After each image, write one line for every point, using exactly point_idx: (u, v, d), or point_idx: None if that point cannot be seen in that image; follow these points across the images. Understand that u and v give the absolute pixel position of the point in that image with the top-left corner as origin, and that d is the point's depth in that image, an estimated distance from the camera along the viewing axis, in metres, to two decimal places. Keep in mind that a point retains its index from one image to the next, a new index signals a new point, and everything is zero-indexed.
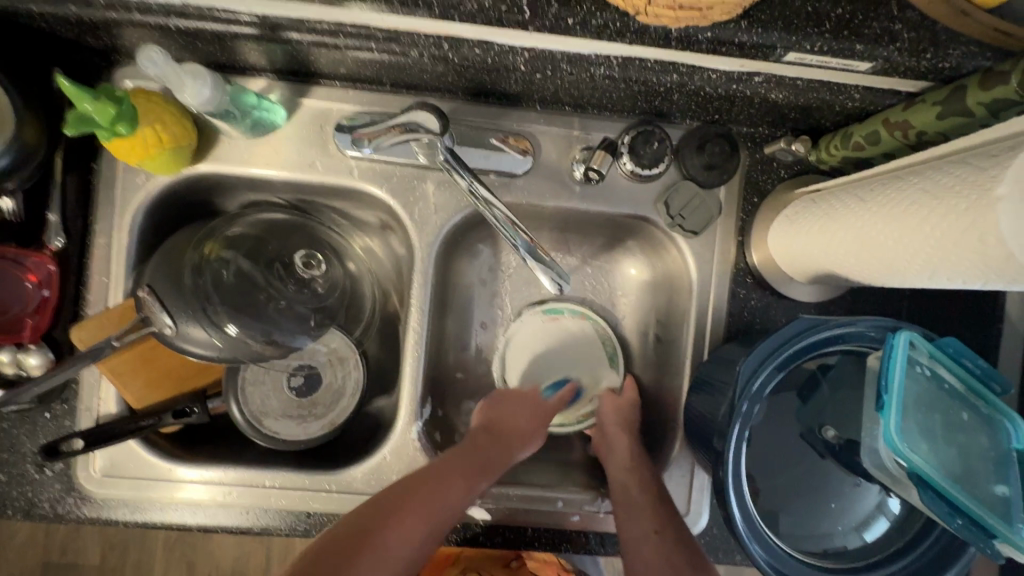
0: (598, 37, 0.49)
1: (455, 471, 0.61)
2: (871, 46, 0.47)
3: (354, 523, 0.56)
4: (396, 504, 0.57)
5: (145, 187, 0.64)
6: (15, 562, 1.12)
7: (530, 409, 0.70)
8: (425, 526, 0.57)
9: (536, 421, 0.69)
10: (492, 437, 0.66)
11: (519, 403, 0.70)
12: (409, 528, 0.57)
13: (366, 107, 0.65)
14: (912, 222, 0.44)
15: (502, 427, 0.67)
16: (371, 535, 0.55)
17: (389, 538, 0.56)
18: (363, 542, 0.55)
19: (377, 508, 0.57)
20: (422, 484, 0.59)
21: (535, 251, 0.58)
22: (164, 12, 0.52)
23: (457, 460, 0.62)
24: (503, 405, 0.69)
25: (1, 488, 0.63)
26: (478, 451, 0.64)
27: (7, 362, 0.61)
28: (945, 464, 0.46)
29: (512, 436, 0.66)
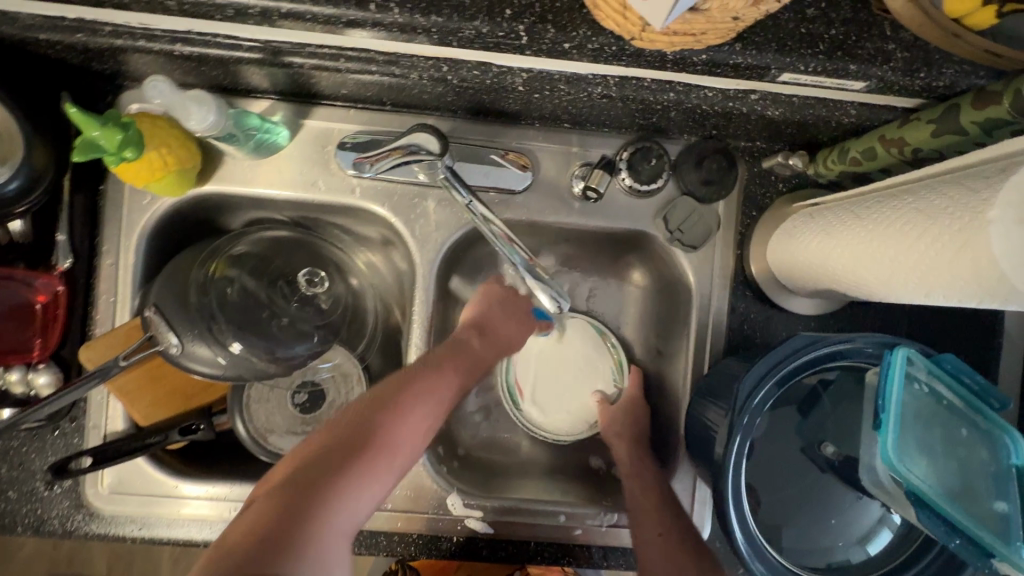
0: (595, 60, 0.50)
1: (442, 369, 0.60)
2: (865, 66, 0.47)
3: (350, 419, 0.53)
4: (390, 395, 0.55)
5: (151, 209, 0.65)
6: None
7: (512, 318, 0.69)
8: (425, 413, 0.56)
9: (524, 336, 0.70)
10: (483, 339, 0.66)
11: (504, 312, 0.69)
12: (411, 413, 0.55)
13: (368, 127, 0.66)
14: (908, 240, 0.45)
15: (490, 328, 0.67)
16: (378, 426, 0.53)
17: (399, 426, 0.54)
18: (374, 432, 0.52)
19: (365, 410, 0.54)
20: (408, 378, 0.57)
21: (532, 267, 0.59)
22: (170, 39, 0.53)
23: (449, 366, 0.62)
24: (501, 304, 0.69)
25: (11, 505, 0.64)
26: (464, 349, 0.64)
27: (17, 381, 0.62)
28: (942, 482, 0.47)
29: (500, 328, 0.68)
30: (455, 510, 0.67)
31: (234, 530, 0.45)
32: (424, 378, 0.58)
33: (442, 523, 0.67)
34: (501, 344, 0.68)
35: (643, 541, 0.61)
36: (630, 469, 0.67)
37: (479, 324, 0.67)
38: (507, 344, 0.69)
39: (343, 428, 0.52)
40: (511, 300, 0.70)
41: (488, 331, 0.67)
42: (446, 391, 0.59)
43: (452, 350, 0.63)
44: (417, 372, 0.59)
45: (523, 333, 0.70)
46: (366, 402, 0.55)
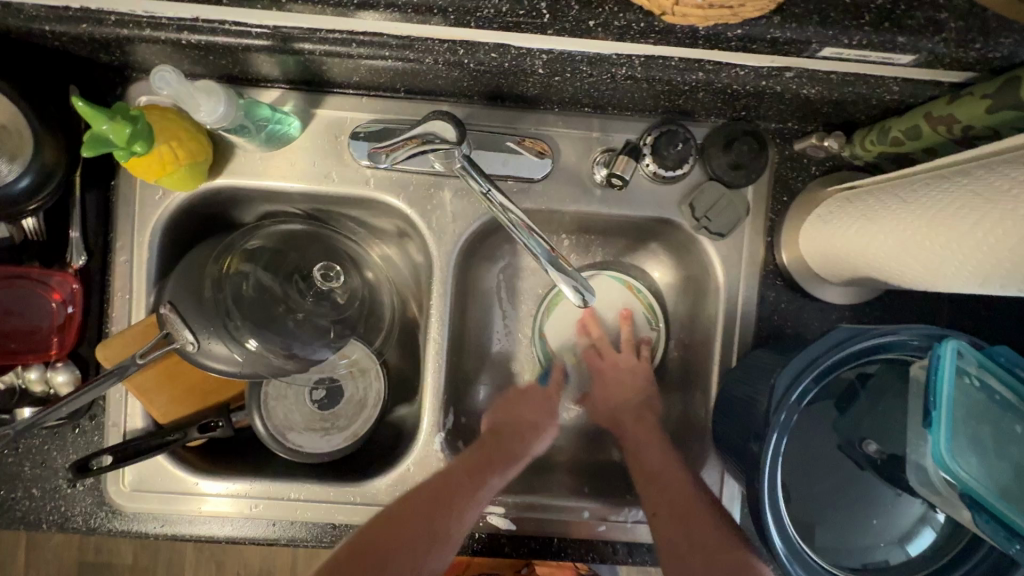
0: (620, 38, 0.47)
1: (466, 467, 0.64)
2: (914, 38, 0.44)
3: (406, 510, 0.61)
4: (448, 491, 0.62)
5: (163, 204, 0.63)
6: (49, 562, 1.15)
7: (532, 405, 0.72)
8: (421, 550, 0.60)
9: (541, 409, 0.72)
10: (500, 441, 0.67)
11: (525, 403, 0.72)
12: (427, 519, 0.61)
13: (380, 115, 0.64)
14: (960, 227, 0.42)
15: (508, 430, 0.69)
16: (432, 548, 0.60)
17: (447, 530, 0.61)
18: (424, 554, 0.60)
19: (374, 531, 0.60)
20: (423, 530, 0.60)
21: (555, 260, 0.56)
22: (177, 27, 0.51)
23: (474, 455, 0.65)
24: (512, 407, 0.71)
25: (35, 502, 0.64)
26: (487, 447, 0.66)
27: (37, 379, 0.62)
28: (999, 482, 0.44)
29: (521, 430, 0.69)
30: None
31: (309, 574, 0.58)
32: (473, 464, 0.65)
33: None
34: (519, 448, 0.68)
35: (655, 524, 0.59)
36: (657, 451, 0.63)
37: (500, 427, 0.69)
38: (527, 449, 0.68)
39: (409, 512, 0.61)
40: (523, 394, 0.73)
41: (512, 426, 0.69)
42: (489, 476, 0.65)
43: (478, 447, 0.66)
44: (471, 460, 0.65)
45: (545, 407, 0.72)
46: (384, 514, 0.61)
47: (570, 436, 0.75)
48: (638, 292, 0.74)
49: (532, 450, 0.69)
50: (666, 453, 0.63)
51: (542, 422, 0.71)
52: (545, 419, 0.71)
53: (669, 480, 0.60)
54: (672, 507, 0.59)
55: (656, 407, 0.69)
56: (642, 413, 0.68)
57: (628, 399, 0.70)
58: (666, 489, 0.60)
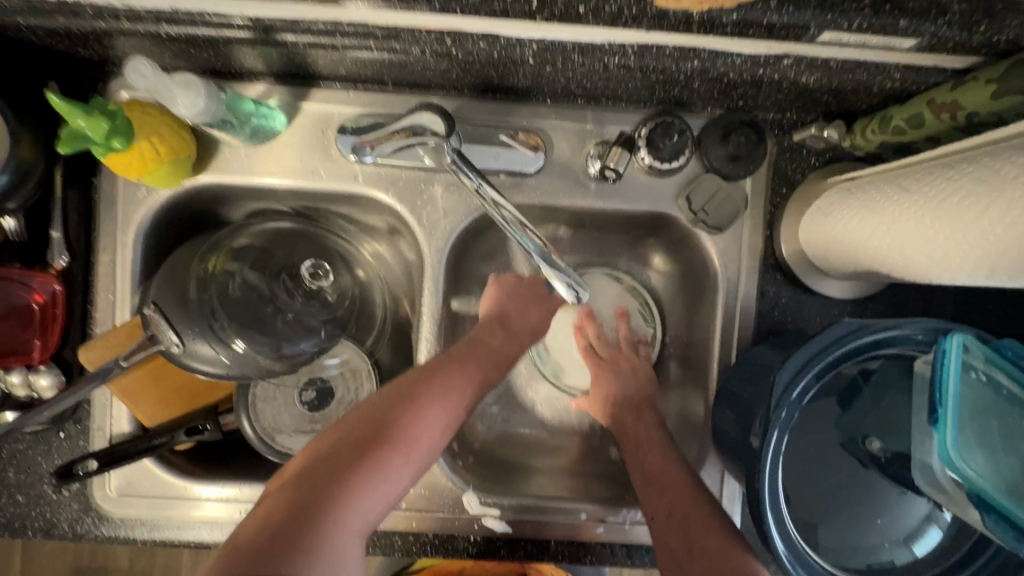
0: (612, 25, 0.45)
1: (463, 364, 0.59)
2: (916, 21, 0.42)
3: (369, 414, 0.53)
4: (405, 391, 0.55)
5: (147, 202, 0.62)
6: (45, 568, 1.13)
7: (531, 301, 0.66)
8: (449, 413, 0.56)
9: (541, 315, 0.66)
10: (503, 333, 0.63)
11: (522, 295, 0.66)
12: (433, 411, 0.55)
13: (369, 108, 0.63)
14: (964, 217, 0.40)
15: (512, 321, 0.64)
16: (383, 428, 0.52)
17: (413, 423, 0.54)
18: (381, 438, 0.52)
19: (379, 408, 0.54)
20: (427, 386, 0.56)
21: (548, 255, 0.55)
22: (155, 19, 0.49)
23: (466, 354, 0.60)
24: (512, 297, 0.65)
25: (20, 509, 0.63)
26: (484, 339, 0.62)
27: (19, 384, 0.60)
28: (1008, 480, 0.42)
29: (529, 338, 0.65)
30: (471, 509, 0.65)
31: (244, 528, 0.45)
32: (443, 374, 0.57)
33: (459, 523, 0.65)
34: (519, 344, 0.64)
35: (661, 527, 0.55)
36: (655, 455, 0.60)
37: (499, 316, 0.64)
38: (528, 328, 0.65)
39: (358, 429, 0.52)
40: (528, 286, 0.66)
41: (508, 324, 0.64)
42: (461, 394, 0.58)
43: (470, 344, 0.61)
44: (436, 368, 0.58)
45: (542, 307, 0.66)
46: (368, 410, 0.54)
47: (567, 435, 0.74)
48: (634, 290, 0.72)
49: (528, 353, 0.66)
50: (666, 455, 0.60)
51: (540, 324, 0.66)
52: (542, 321, 0.66)
53: (670, 485, 0.57)
54: (678, 521, 0.55)
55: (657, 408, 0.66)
56: (643, 411, 0.65)
57: (628, 395, 0.66)
58: (668, 496, 0.56)
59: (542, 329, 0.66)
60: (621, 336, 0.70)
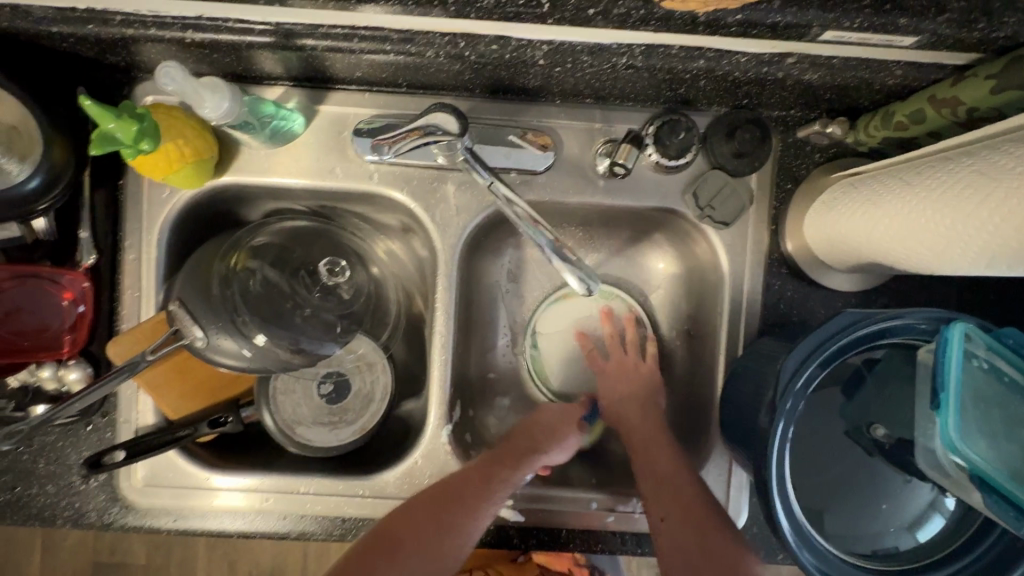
0: (620, 27, 0.47)
1: (486, 473, 0.63)
2: (916, 19, 0.44)
3: (381, 536, 0.59)
4: (414, 523, 0.59)
5: (171, 202, 0.64)
6: (65, 561, 1.16)
7: (565, 416, 0.68)
8: (458, 537, 0.60)
9: (574, 425, 0.68)
10: (529, 440, 0.66)
11: (562, 415, 0.68)
12: (449, 532, 0.60)
13: (384, 110, 0.65)
14: (964, 208, 0.42)
15: (539, 433, 0.66)
16: (387, 553, 0.58)
17: (406, 558, 0.58)
18: (382, 558, 0.58)
19: (394, 524, 0.59)
20: (445, 503, 0.60)
21: (560, 250, 0.56)
22: (182, 25, 0.52)
23: (486, 461, 0.64)
24: (546, 419, 0.68)
25: (50, 499, 0.65)
26: (506, 454, 0.64)
27: (49, 378, 0.63)
28: (1008, 464, 0.43)
29: (550, 440, 0.66)
30: None
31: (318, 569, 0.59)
32: (461, 492, 0.61)
33: None
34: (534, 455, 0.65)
35: (664, 525, 0.57)
36: (660, 452, 0.62)
37: (519, 432, 0.66)
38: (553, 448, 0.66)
39: (370, 544, 0.59)
40: (562, 411, 0.69)
41: (530, 436, 0.66)
42: (474, 513, 0.61)
43: (488, 459, 0.64)
44: (458, 479, 0.62)
45: (574, 417, 0.69)
46: (393, 518, 0.60)
47: None
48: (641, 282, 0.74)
49: (551, 459, 0.65)
50: (671, 454, 0.62)
51: (567, 437, 0.67)
52: (568, 434, 0.67)
53: (675, 481, 0.60)
54: (683, 517, 0.57)
55: (662, 406, 0.68)
56: (647, 407, 0.67)
57: (632, 394, 0.68)
58: (671, 491, 0.59)
59: (568, 454, 0.67)
60: (628, 338, 0.72)
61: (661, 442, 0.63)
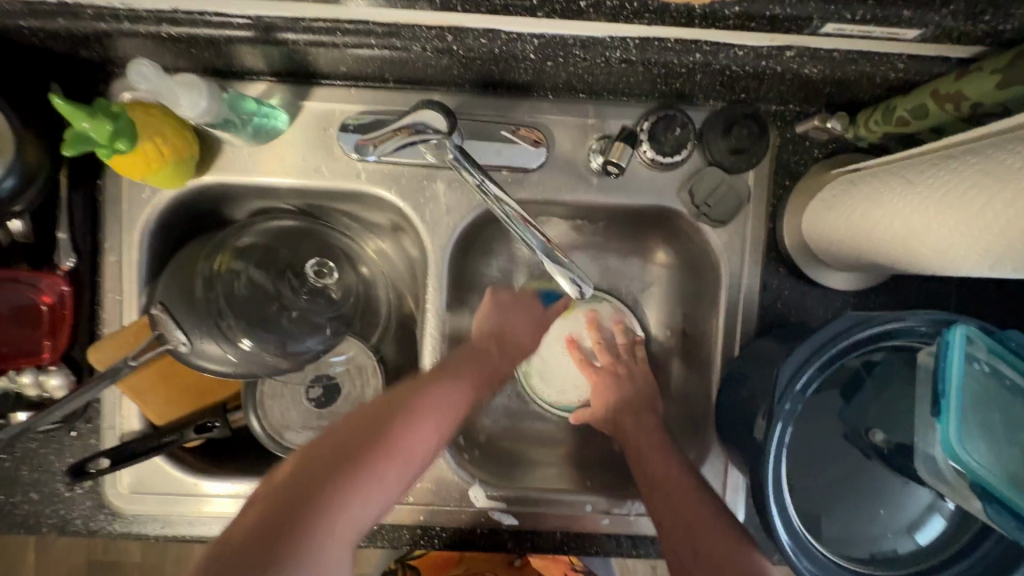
0: (613, 19, 0.45)
1: (468, 363, 0.60)
2: (921, 11, 0.42)
3: (373, 410, 0.51)
4: (407, 404, 0.52)
5: (152, 202, 0.62)
6: (58, 563, 1.15)
7: (528, 323, 0.66)
8: (446, 420, 0.54)
9: (535, 334, 0.67)
10: (499, 347, 0.63)
11: (515, 302, 0.66)
12: (426, 420, 0.53)
13: (370, 106, 0.63)
14: (969, 209, 0.40)
15: (505, 337, 0.64)
16: (385, 430, 0.50)
17: (414, 430, 0.51)
18: (383, 442, 0.49)
19: (364, 421, 0.50)
20: (410, 395, 0.53)
21: (551, 251, 0.55)
22: (156, 19, 0.49)
23: (462, 359, 0.60)
24: (505, 314, 0.65)
25: (35, 507, 0.64)
26: (478, 357, 0.61)
27: (29, 384, 0.61)
28: (1009, 470, 0.43)
29: (517, 355, 0.65)
30: (478, 503, 0.66)
31: (236, 528, 0.43)
32: (439, 381, 0.56)
33: (466, 516, 0.66)
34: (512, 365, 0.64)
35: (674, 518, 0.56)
36: (654, 453, 0.61)
37: (493, 335, 0.64)
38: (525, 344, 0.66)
39: (366, 419, 0.50)
40: (523, 304, 0.67)
41: (502, 342, 0.64)
42: (458, 398, 0.56)
43: (462, 356, 0.60)
44: (435, 376, 0.56)
45: (539, 328, 0.67)
46: (366, 412, 0.51)
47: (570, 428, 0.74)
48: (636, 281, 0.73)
49: (518, 379, 0.65)
50: (665, 455, 0.61)
51: (533, 348, 0.66)
52: (535, 344, 0.67)
53: (670, 483, 0.58)
54: (680, 515, 0.56)
55: (659, 410, 0.67)
56: (642, 411, 0.66)
57: (628, 399, 0.67)
58: (667, 493, 0.58)
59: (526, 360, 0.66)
60: (617, 342, 0.71)
61: (655, 444, 0.62)
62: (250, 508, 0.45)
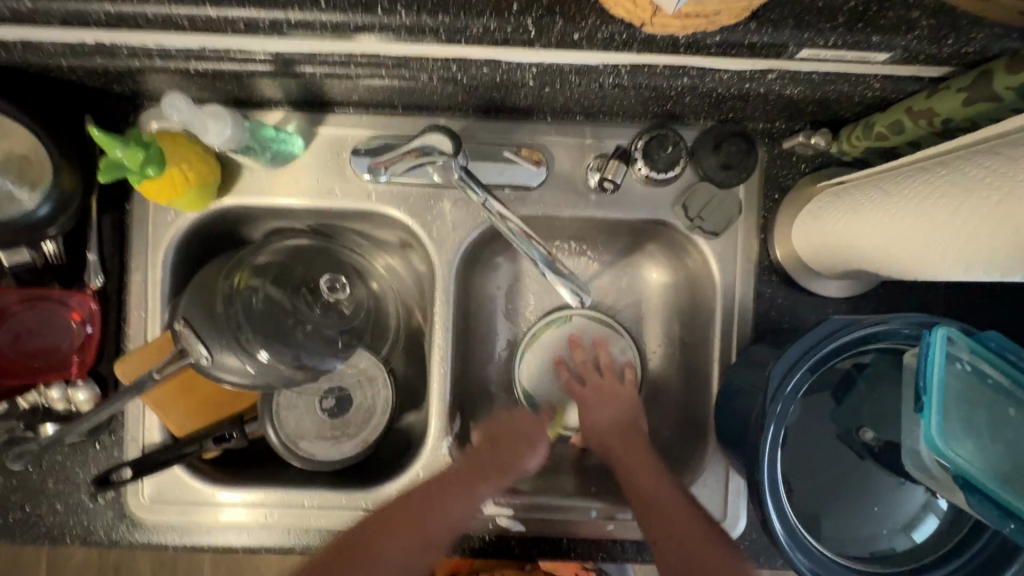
0: (605, 49, 0.49)
1: (457, 474, 0.65)
2: (889, 36, 0.45)
3: (376, 518, 0.63)
4: (403, 514, 0.63)
5: (175, 224, 0.66)
6: None
7: (525, 423, 0.69)
8: (422, 535, 0.62)
9: (537, 429, 0.70)
10: (493, 452, 0.67)
11: (526, 425, 0.69)
12: (411, 544, 0.62)
13: (380, 131, 0.67)
14: (941, 218, 0.43)
15: (501, 445, 0.67)
16: (367, 549, 0.61)
17: (381, 564, 0.61)
18: (353, 565, 0.60)
19: (367, 527, 0.62)
20: (409, 512, 0.63)
21: (553, 264, 0.57)
22: (185, 57, 0.54)
23: (460, 464, 0.66)
24: (502, 425, 0.69)
25: (59, 517, 0.67)
26: (477, 462, 0.66)
27: (59, 399, 0.64)
28: (992, 466, 0.45)
29: (517, 444, 0.68)
30: (486, 509, 0.68)
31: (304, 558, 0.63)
32: (427, 493, 0.64)
33: (474, 522, 0.67)
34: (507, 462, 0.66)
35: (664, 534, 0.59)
36: (646, 470, 0.64)
37: (492, 440, 0.68)
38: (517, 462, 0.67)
39: (368, 524, 0.63)
40: (526, 422, 0.69)
41: (501, 441, 0.68)
42: (445, 510, 0.63)
43: (463, 464, 0.66)
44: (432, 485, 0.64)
45: (538, 430, 0.70)
46: (381, 513, 0.63)
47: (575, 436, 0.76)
48: (635, 292, 0.76)
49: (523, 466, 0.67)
50: (657, 475, 0.63)
51: (538, 439, 0.69)
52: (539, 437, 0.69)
53: (666, 504, 0.61)
54: (677, 538, 0.59)
55: (642, 425, 0.69)
56: (629, 430, 0.68)
57: (614, 420, 0.69)
58: (665, 516, 0.60)
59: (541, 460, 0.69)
60: (603, 361, 0.74)
61: (646, 462, 0.65)
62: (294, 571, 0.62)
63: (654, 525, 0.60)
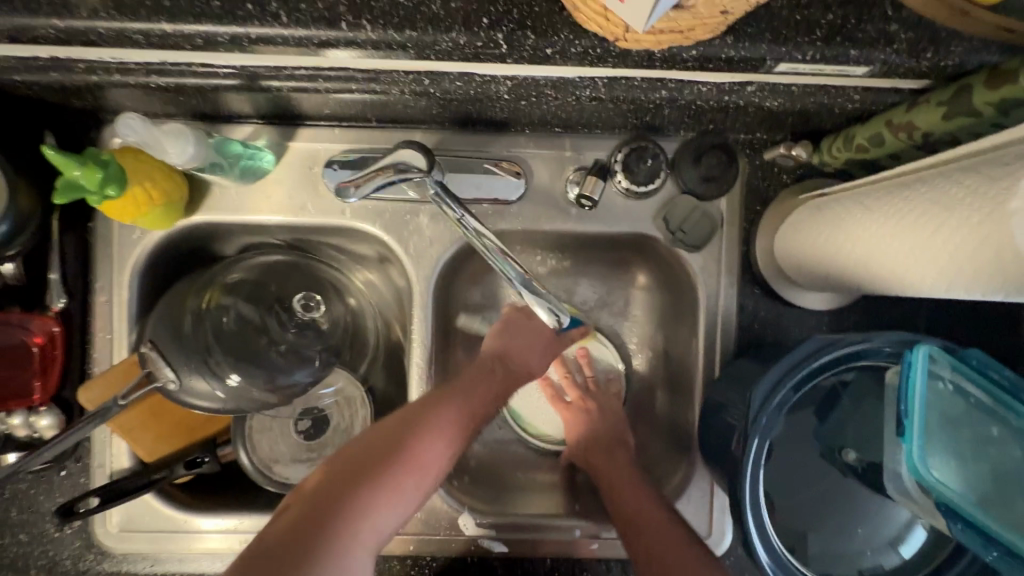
0: (580, 63, 0.48)
1: (477, 385, 0.61)
2: (866, 51, 0.45)
3: (375, 436, 0.54)
4: (415, 422, 0.55)
5: (141, 243, 0.64)
6: None
7: (534, 340, 0.66)
8: (447, 432, 0.57)
9: (543, 360, 0.66)
10: (505, 368, 0.64)
11: (528, 333, 0.66)
12: (434, 443, 0.55)
13: (354, 145, 0.65)
14: (922, 237, 0.42)
15: (513, 359, 0.65)
16: (388, 456, 0.53)
17: (423, 455, 0.54)
18: (375, 481, 0.51)
19: (348, 468, 0.51)
20: (417, 416, 0.56)
21: (529, 282, 0.56)
22: (145, 71, 0.51)
23: (472, 375, 0.62)
24: (515, 333, 0.66)
25: (23, 548, 0.64)
26: (489, 374, 0.63)
27: (21, 425, 0.62)
28: (976, 490, 0.44)
29: (519, 378, 0.66)
30: (468, 531, 0.66)
31: (269, 532, 0.48)
32: (444, 400, 0.58)
33: (454, 545, 0.66)
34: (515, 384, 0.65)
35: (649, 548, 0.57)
36: (628, 485, 0.62)
37: (505, 356, 0.64)
38: (526, 368, 0.66)
39: (388, 432, 0.54)
40: (529, 326, 0.66)
41: (512, 365, 0.65)
42: (467, 412, 0.59)
43: (474, 375, 0.62)
44: (437, 398, 0.58)
45: (547, 350, 0.66)
46: (386, 423, 0.56)
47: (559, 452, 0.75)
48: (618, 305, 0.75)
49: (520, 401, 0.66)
50: (642, 491, 0.61)
51: (533, 361, 0.66)
52: (535, 361, 0.66)
53: (649, 519, 0.59)
54: (656, 554, 0.56)
55: (629, 442, 0.68)
56: (615, 446, 0.67)
57: (598, 434, 0.68)
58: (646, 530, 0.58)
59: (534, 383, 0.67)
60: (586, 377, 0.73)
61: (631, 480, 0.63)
62: (263, 534, 0.47)
63: (634, 536, 0.59)
